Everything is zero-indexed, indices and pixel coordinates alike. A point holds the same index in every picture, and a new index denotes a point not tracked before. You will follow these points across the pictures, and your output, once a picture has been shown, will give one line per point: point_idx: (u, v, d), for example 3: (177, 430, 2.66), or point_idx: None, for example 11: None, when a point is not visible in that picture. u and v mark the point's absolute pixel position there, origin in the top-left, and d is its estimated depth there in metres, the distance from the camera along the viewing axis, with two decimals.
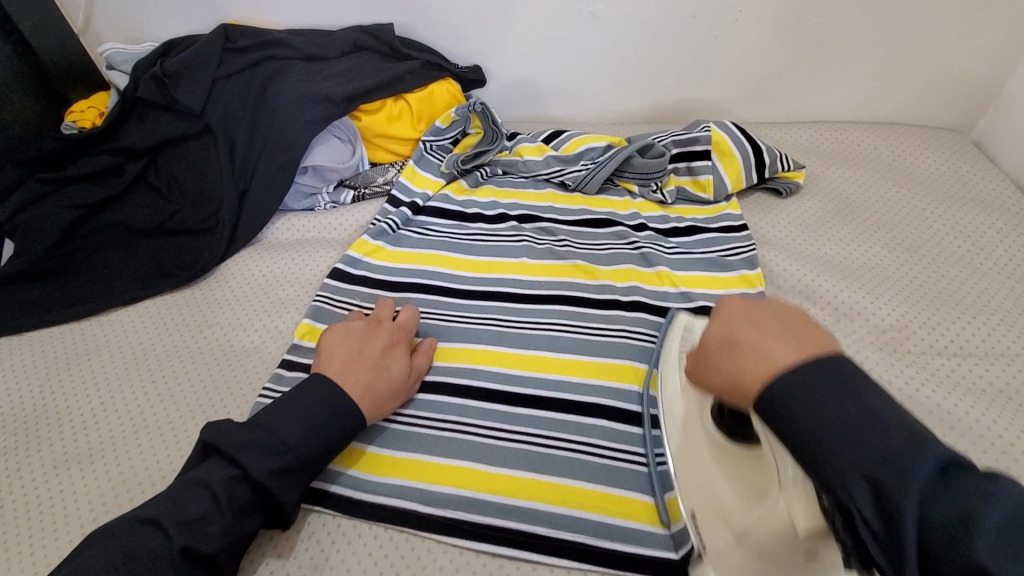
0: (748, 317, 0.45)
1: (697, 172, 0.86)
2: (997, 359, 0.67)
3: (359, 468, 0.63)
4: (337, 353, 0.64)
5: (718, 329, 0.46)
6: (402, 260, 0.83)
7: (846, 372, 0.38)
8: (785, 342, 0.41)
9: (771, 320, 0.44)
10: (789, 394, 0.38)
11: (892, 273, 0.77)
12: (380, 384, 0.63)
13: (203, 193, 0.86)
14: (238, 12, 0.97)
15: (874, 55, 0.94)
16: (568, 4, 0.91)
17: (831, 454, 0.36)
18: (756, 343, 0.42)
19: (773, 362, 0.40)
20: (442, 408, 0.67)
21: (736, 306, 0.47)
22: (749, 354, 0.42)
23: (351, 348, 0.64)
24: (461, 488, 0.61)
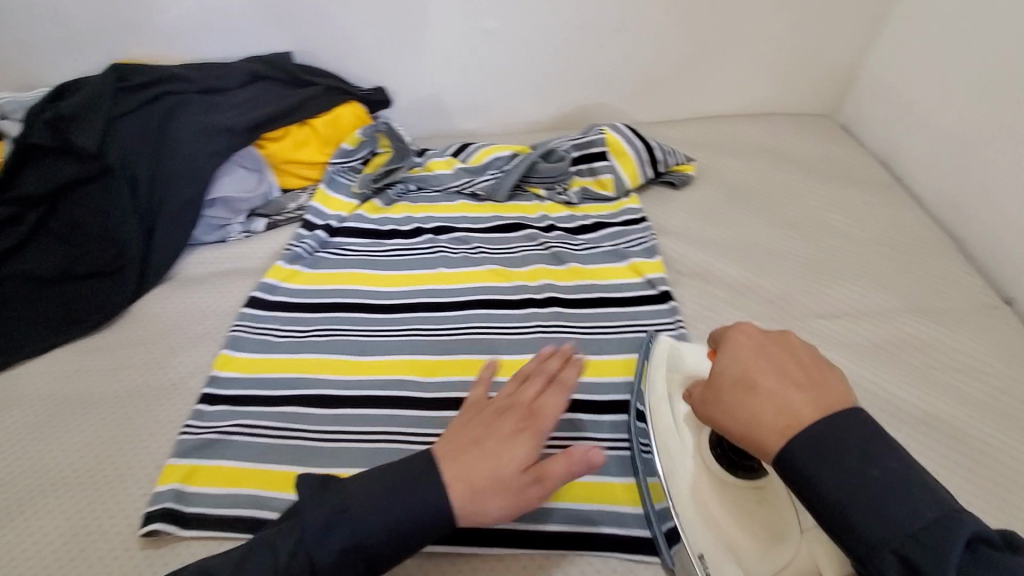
0: (762, 357, 0.48)
1: (598, 172, 0.92)
2: (865, 315, 0.75)
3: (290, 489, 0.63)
4: (465, 432, 0.57)
5: (732, 362, 0.48)
6: (321, 283, 0.83)
7: (867, 429, 0.41)
8: (805, 394, 0.44)
9: (788, 363, 0.47)
10: (807, 453, 0.41)
11: (774, 249, 0.85)
12: (479, 472, 0.53)
13: (109, 235, 0.84)
14: (130, 51, 0.96)
15: (745, 52, 1.04)
16: (461, 23, 0.96)
17: (827, 456, 0.41)
18: (773, 388, 0.45)
19: (795, 414, 0.43)
20: (368, 423, 0.68)
21: (750, 345, 0.49)
22: (768, 401, 0.45)
23: (475, 426, 0.57)
24: None
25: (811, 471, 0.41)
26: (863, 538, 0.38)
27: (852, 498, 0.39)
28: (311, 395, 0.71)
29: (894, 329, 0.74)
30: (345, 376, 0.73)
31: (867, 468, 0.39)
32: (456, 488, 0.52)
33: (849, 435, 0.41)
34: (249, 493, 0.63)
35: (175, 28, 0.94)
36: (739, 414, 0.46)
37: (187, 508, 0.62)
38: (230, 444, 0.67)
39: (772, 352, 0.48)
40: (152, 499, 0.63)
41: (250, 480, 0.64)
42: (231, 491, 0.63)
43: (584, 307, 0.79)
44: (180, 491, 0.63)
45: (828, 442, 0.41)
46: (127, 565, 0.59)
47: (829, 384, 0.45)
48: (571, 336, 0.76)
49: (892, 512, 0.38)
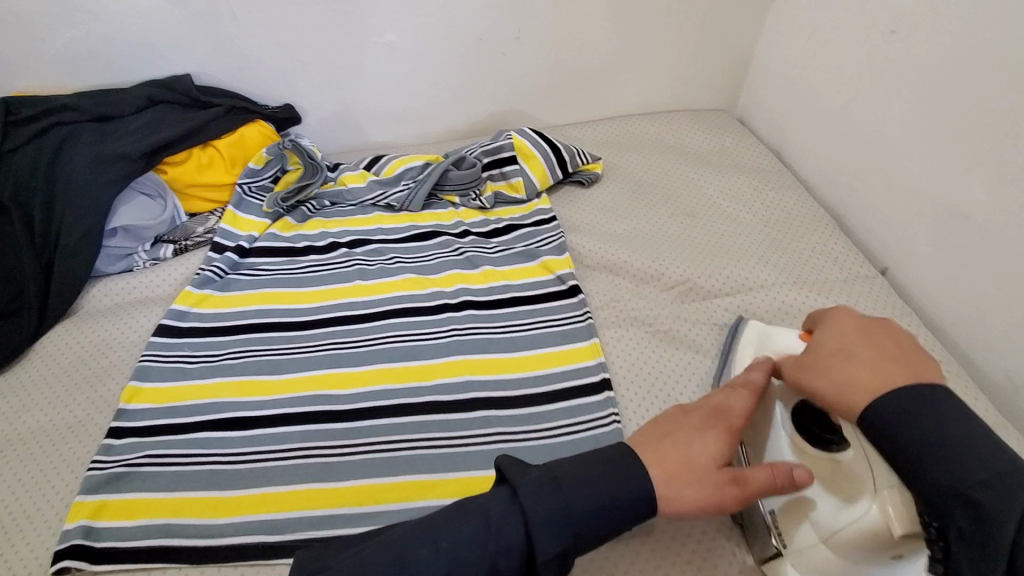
0: (860, 333, 0.53)
1: (509, 175, 0.95)
2: (759, 291, 0.81)
3: (203, 515, 0.62)
4: (648, 428, 0.54)
5: (833, 335, 0.54)
6: (235, 305, 0.82)
7: (947, 402, 0.45)
8: (896, 366, 0.49)
9: (884, 340, 0.51)
10: (888, 417, 0.45)
11: (677, 238, 0.89)
12: (686, 453, 0.51)
13: (5, 272, 0.80)
14: (12, 81, 0.92)
15: (643, 54, 1.09)
16: (363, 38, 0.97)
17: (910, 415, 0.45)
18: (869, 358, 0.50)
19: (883, 381, 0.48)
20: (284, 440, 0.68)
21: (850, 323, 0.55)
22: (862, 368, 0.50)
23: (663, 421, 0.55)
24: (335, 505, 0.63)
25: (889, 427, 0.45)
26: (929, 479, 0.42)
27: (926, 450, 0.43)
28: (225, 418, 0.70)
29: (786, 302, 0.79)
30: (261, 395, 0.72)
31: (937, 431, 0.43)
32: (666, 475, 0.49)
33: (934, 404, 0.45)
34: (160, 524, 0.62)
35: (62, 55, 0.91)
36: (834, 381, 0.51)
37: (97, 543, 0.60)
38: (140, 477, 0.65)
39: (870, 330, 0.53)
40: (58, 540, 0.61)
41: (163, 509, 0.63)
42: (142, 523, 0.62)
43: (499, 307, 0.81)
44: (87, 527, 0.61)
45: (914, 409, 0.44)
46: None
47: (919, 363, 0.49)
48: (485, 336, 0.78)
49: (955, 464, 0.42)
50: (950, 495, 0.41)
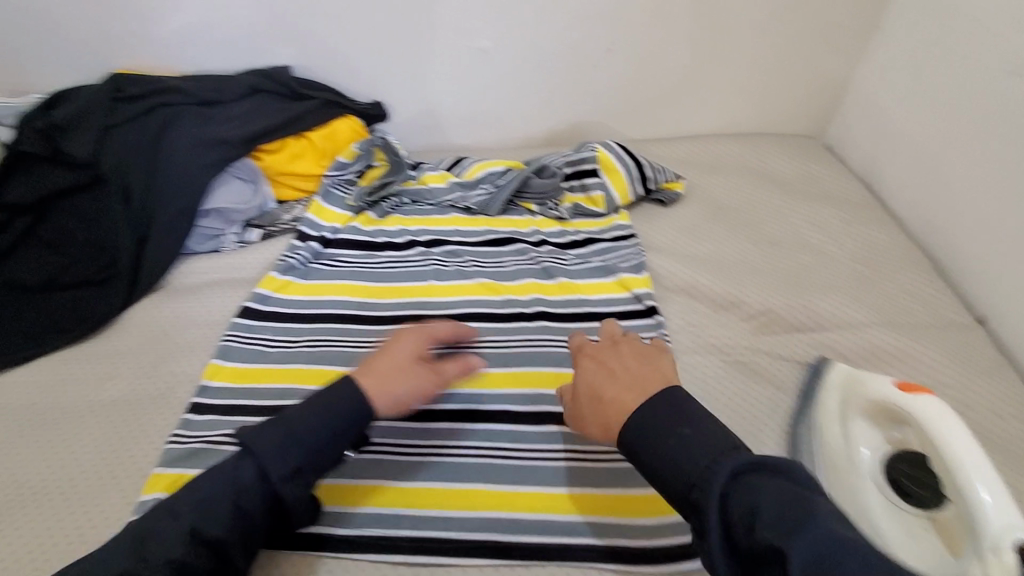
0: (620, 365, 0.59)
1: (589, 188, 0.94)
2: (850, 329, 0.77)
3: None
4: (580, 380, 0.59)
5: (588, 374, 0.59)
6: (316, 293, 0.84)
7: (684, 407, 0.52)
8: (636, 392, 0.55)
9: (620, 368, 0.58)
10: (636, 441, 0.52)
11: (758, 266, 0.86)
12: (386, 383, 0.61)
13: (101, 243, 0.84)
14: (127, 61, 0.97)
15: (731, 75, 1.07)
16: (456, 41, 0.98)
17: (659, 421, 0.51)
18: (613, 395, 0.56)
19: (624, 408, 0.54)
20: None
21: (597, 368, 0.59)
22: (613, 408, 0.55)
23: (598, 374, 0.59)
24: (401, 506, 0.62)
25: (638, 446, 0.51)
26: (666, 461, 0.49)
27: (679, 436, 0.50)
28: (300, 405, 0.71)
29: (878, 344, 0.75)
30: (337, 387, 0.73)
31: (683, 428, 0.50)
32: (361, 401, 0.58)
33: (668, 409, 0.52)
34: None
35: (174, 40, 0.95)
36: (609, 399, 0.55)
37: None
38: (216, 454, 0.67)
39: (628, 364, 0.58)
40: (135, 510, 0.63)
41: None
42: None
43: (573, 322, 0.80)
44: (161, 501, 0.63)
45: (664, 431, 0.50)
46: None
47: (662, 374, 0.57)
48: (559, 351, 0.76)
49: (698, 446, 0.49)
50: (680, 475, 0.48)
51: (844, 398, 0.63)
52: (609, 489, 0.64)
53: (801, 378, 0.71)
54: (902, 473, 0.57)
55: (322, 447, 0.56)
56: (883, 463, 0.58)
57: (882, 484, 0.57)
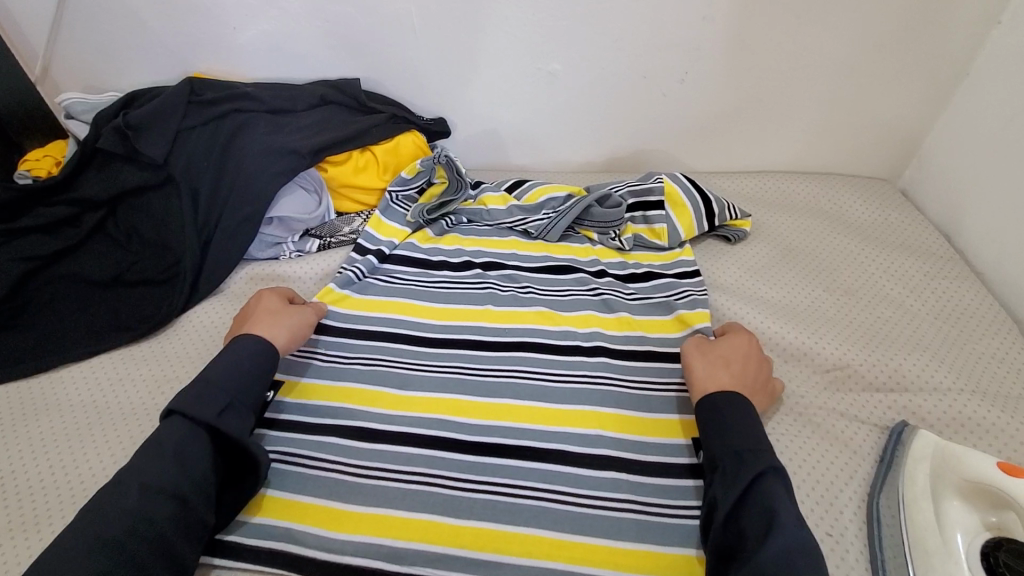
0: (751, 362, 0.67)
1: (652, 220, 0.91)
2: (931, 393, 0.72)
3: (321, 526, 0.61)
4: (728, 345, 0.68)
5: (736, 350, 0.67)
6: (367, 309, 0.83)
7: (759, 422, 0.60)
8: (742, 385, 0.64)
9: (752, 368, 0.66)
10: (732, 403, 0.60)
11: (831, 315, 0.83)
12: (281, 322, 0.71)
13: (166, 243, 0.85)
14: (204, 64, 0.99)
15: (806, 111, 1.03)
16: (527, 63, 0.97)
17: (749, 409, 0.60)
18: (736, 373, 0.64)
19: (730, 384, 0.63)
20: (408, 463, 0.66)
21: (744, 353, 0.67)
22: (731, 376, 0.64)
23: (740, 350, 0.68)
24: (454, 545, 0.59)
25: (718, 408, 0.61)
26: (722, 437, 0.58)
27: (737, 422, 0.59)
28: (351, 426, 0.69)
29: (963, 412, 0.70)
30: (389, 411, 0.70)
31: (745, 420, 0.59)
32: (260, 339, 0.66)
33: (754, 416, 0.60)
34: (280, 527, 0.61)
35: (251, 47, 0.96)
36: (721, 369, 0.65)
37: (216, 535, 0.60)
38: (266, 472, 0.65)
39: (758, 369, 0.67)
40: None
41: (280, 511, 0.62)
42: (259, 523, 0.61)
43: (635, 360, 0.76)
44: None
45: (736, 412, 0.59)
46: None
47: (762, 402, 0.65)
48: (619, 390, 0.73)
49: (745, 437, 0.57)
50: (722, 443, 0.58)
51: (934, 473, 0.60)
52: (665, 546, 0.59)
53: (881, 442, 0.68)
54: (1000, 560, 0.52)
55: (221, 393, 0.59)
56: (979, 550, 0.54)
57: (979, 574, 0.53)
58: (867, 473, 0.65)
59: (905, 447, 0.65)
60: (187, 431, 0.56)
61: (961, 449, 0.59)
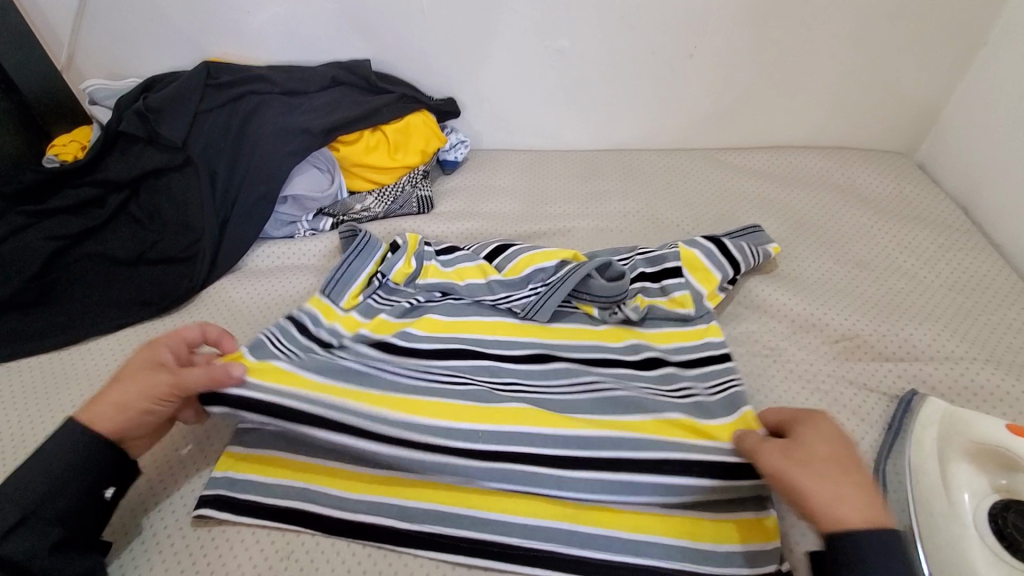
0: (838, 454, 0.50)
1: (671, 290, 0.76)
2: (942, 362, 0.72)
3: (334, 486, 0.61)
4: (813, 445, 0.51)
5: (824, 445, 0.51)
6: (322, 393, 0.61)
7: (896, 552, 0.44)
8: (860, 504, 0.47)
9: (848, 464, 0.49)
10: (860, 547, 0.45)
11: (842, 288, 0.82)
12: (125, 408, 0.55)
13: (185, 222, 0.88)
14: (220, 49, 1.01)
15: (819, 85, 1.02)
16: (536, 41, 0.97)
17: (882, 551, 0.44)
18: (848, 491, 0.47)
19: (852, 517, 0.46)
20: (418, 411, 0.61)
21: (826, 444, 0.51)
22: (850, 501, 0.47)
23: (825, 448, 0.51)
24: (466, 504, 0.59)
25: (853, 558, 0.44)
26: None
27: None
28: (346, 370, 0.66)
29: (974, 381, 0.69)
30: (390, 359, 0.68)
31: None
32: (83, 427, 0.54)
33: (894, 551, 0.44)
34: (297, 488, 0.61)
35: (264, 31, 0.98)
36: (831, 489, 0.47)
37: (235, 494, 0.60)
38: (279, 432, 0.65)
39: (844, 457, 0.50)
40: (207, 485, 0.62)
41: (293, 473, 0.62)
42: (273, 482, 0.61)
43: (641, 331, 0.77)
44: (215, 477, 0.62)
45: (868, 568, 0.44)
46: (179, 530, 0.59)
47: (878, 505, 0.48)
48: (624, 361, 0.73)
49: None
50: None
51: (943, 438, 0.60)
52: (677, 508, 0.58)
53: (889, 412, 0.68)
54: (1009, 521, 0.51)
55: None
56: (988, 511, 0.53)
57: (988, 536, 0.52)
58: (872, 440, 0.65)
59: (913, 415, 0.64)
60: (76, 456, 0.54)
61: (970, 414, 0.59)
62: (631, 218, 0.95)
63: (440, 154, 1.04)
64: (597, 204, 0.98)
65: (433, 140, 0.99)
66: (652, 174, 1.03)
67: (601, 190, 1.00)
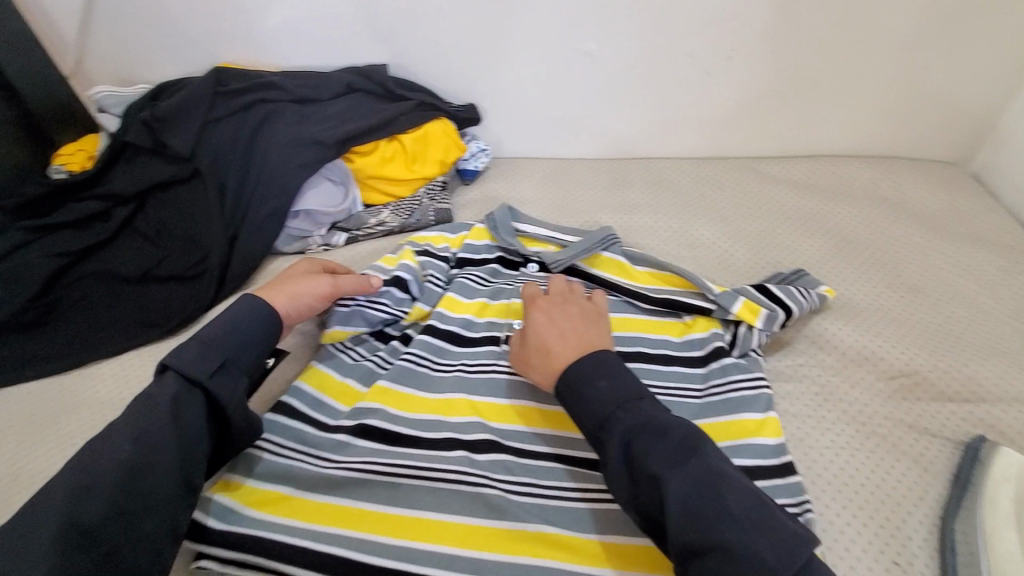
0: (550, 325, 0.61)
1: (727, 372, 0.66)
2: (1013, 405, 0.65)
3: (346, 527, 0.56)
4: (544, 332, 0.60)
5: (543, 327, 0.61)
6: (329, 525, 0.56)
7: (682, 443, 0.47)
8: (576, 345, 0.58)
9: (575, 322, 0.62)
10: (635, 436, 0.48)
11: (896, 315, 0.75)
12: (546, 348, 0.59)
13: (194, 238, 0.84)
14: (230, 54, 0.97)
15: (868, 90, 0.94)
16: (563, 43, 0.91)
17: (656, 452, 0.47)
18: (556, 345, 0.58)
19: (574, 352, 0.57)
20: (426, 535, 0.55)
21: (543, 321, 0.62)
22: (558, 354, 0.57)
23: (572, 321, 0.62)
24: (485, 551, 0.54)
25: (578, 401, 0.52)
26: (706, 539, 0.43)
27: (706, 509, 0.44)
28: (378, 426, 0.64)
29: None
30: (398, 412, 0.66)
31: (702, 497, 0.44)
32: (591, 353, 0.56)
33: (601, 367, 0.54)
34: (307, 528, 0.56)
35: (276, 35, 0.94)
36: (548, 348, 0.58)
37: (237, 527, 0.56)
38: (284, 469, 0.60)
39: (564, 326, 0.61)
40: (214, 511, 0.57)
41: (315, 515, 0.57)
42: (276, 519, 0.57)
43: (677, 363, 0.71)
44: (230, 509, 0.57)
45: (667, 453, 0.46)
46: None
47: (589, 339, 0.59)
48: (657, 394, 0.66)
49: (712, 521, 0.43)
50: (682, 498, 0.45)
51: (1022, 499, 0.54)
52: None
53: (955, 460, 0.61)
54: None
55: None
56: None
57: None
58: (938, 493, 0.59)
59: (983, 467, 0.58)
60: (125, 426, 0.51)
61: None
62: (664, 234, 0.88)
63: (458, 163, 0.98)
64: (625, 217, 0.91)
65: (452, 149, 0.94)
66: (684, 185, 0.97)
67: (631, 202, 0.94)
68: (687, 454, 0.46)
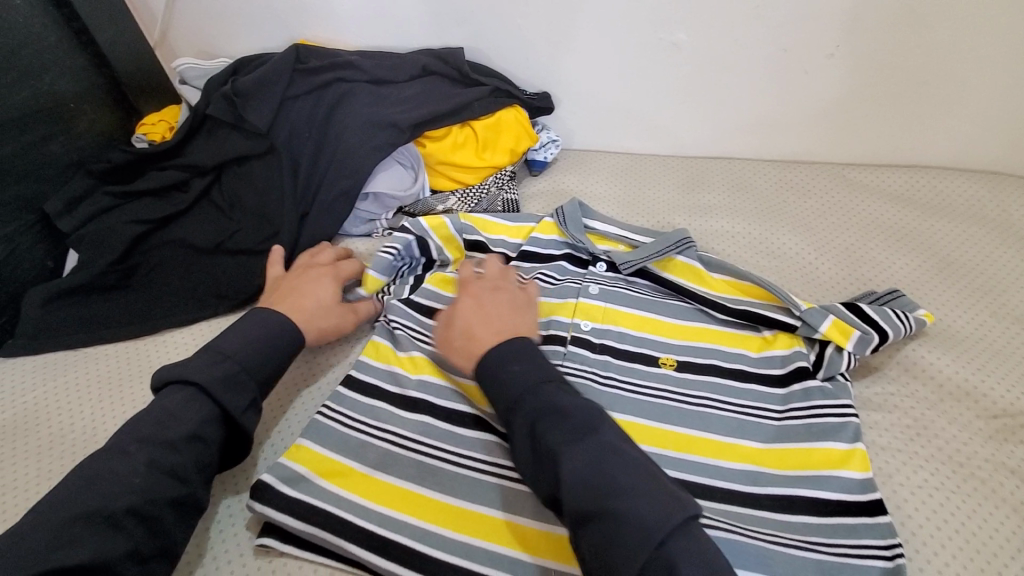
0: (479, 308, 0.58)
1: (810, 396, 0.62)
2: None
3: (407, 513, 0.55)
4: (481, 314, 0.58)
5: (464, 314, 0.58)
6: (389, 507, 0.56)
7: (586, 417, 0.47)
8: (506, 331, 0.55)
9: (493, 307, 0.58)
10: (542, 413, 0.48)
11: (1001, 348, 0.69)
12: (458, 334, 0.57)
13: (265, 213, 0.85)
14: (309, 32, 0.97)
15: (984, 98, 0.85)
16: (647, 33, 0.86)
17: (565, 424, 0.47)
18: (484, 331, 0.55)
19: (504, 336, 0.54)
20: (486, 533, 0.54)
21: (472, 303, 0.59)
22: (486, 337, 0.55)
23: (472, 309, 0.58)
24: (546, 559, 0.52)
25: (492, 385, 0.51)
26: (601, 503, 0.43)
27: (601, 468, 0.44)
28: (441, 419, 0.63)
29: None
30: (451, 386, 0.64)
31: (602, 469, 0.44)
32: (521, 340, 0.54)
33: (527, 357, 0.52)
34: (368, 507, 0.55)
35: (356, 14, 0.93)
36: (462, 334, 0.56)
37: (299, 492, 0.56)
38: (351, 442, 0.60)
39: (500, 311, 0.58)
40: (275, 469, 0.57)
41: (374, 496, 0.56)
42: (339, 493, 0.56)
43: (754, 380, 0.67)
44: (299, 475, 0.57)
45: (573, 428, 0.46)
46: (236, 560, 0.54)
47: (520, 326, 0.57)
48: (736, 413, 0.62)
49: (608, 488, 0.43)
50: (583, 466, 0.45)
51: None
52: None
53: None
54: None
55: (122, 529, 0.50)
56: None
57: None
58: None
59: None
60: (203, 410, 0.52)
61: None
62: (741, 241, 0.83)
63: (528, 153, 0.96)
64: (700, 220, 0.87)
65: (524, 139, 0.91)
66: (765, 190, 0.91)
67: (706, 205, 0.89)
68: (584, 433, 0.46)
